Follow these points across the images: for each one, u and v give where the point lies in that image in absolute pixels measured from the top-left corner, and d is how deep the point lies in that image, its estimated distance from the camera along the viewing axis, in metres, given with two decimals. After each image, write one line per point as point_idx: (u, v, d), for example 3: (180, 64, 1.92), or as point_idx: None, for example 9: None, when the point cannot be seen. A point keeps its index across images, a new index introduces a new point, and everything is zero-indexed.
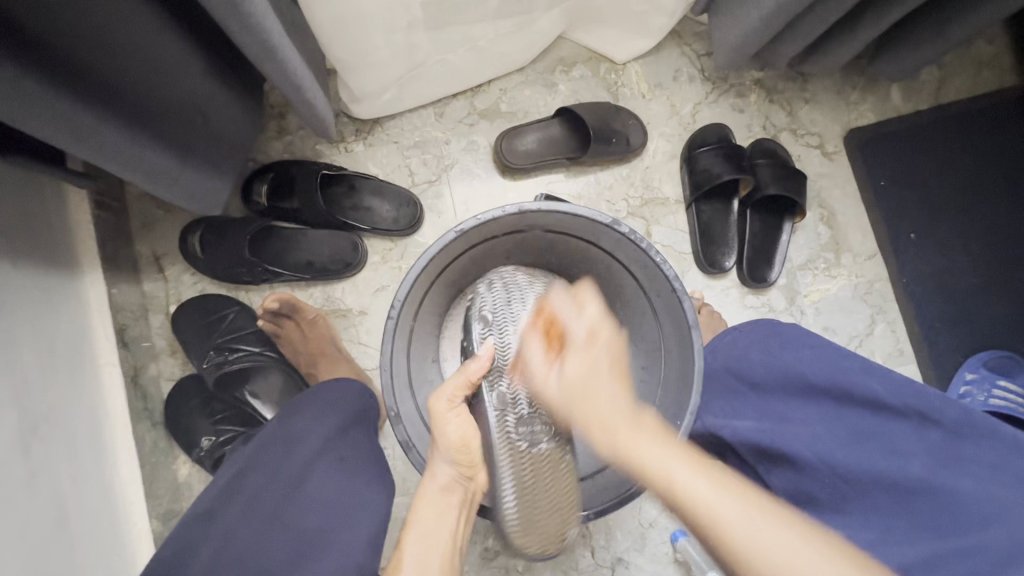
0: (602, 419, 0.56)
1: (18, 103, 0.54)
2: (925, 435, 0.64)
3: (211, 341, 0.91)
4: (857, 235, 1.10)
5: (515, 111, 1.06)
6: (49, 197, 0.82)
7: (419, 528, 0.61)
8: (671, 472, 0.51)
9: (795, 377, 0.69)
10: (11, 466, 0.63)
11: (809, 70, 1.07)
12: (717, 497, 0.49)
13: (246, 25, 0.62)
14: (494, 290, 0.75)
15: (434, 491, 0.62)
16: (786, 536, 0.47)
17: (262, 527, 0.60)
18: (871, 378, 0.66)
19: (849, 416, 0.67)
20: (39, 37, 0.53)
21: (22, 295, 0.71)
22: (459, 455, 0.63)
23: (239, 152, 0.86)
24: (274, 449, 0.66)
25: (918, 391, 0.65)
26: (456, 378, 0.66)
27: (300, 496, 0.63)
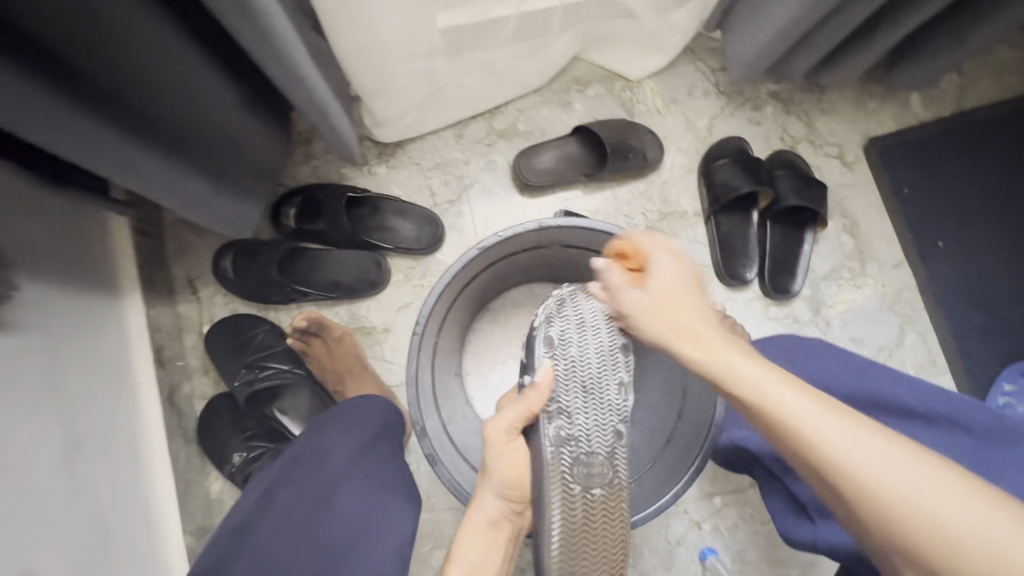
0: (688, 326, 0.57)
1: (78, 142, 0.59)
2: (958, 443, 0.63)
3: (242, 359, 0.94)
4: (882, 243, 1.08)
5: (533, 131, 1.08)
6: (93, 224, 0.86)
7: (460, 562, 0.63)
8: (765, 384, 0.51)
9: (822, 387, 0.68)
10: (55, 482, 0.66)
11: (825, 81, 1.07)
12: (810, 408, 0.49)
13: (278, 58, 0.66)
14: (565, 309, 0.66)
15: (479, 523, 0.65)
16: (894, 457, 0.46)
17: (290, 540, 0.61)
18: (899, 386, 0.65)
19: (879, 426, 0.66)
20: (98, 84, 0.57)
21: (68, 318, 0.75)
22: (507, 489, 0.65)
23: (269, 176, 0.91)
24: (302, 465, 0.67)
25: (949, 398, 0.64)
26: (514, 409, 0.64)
27: (327, 512, 0.64)
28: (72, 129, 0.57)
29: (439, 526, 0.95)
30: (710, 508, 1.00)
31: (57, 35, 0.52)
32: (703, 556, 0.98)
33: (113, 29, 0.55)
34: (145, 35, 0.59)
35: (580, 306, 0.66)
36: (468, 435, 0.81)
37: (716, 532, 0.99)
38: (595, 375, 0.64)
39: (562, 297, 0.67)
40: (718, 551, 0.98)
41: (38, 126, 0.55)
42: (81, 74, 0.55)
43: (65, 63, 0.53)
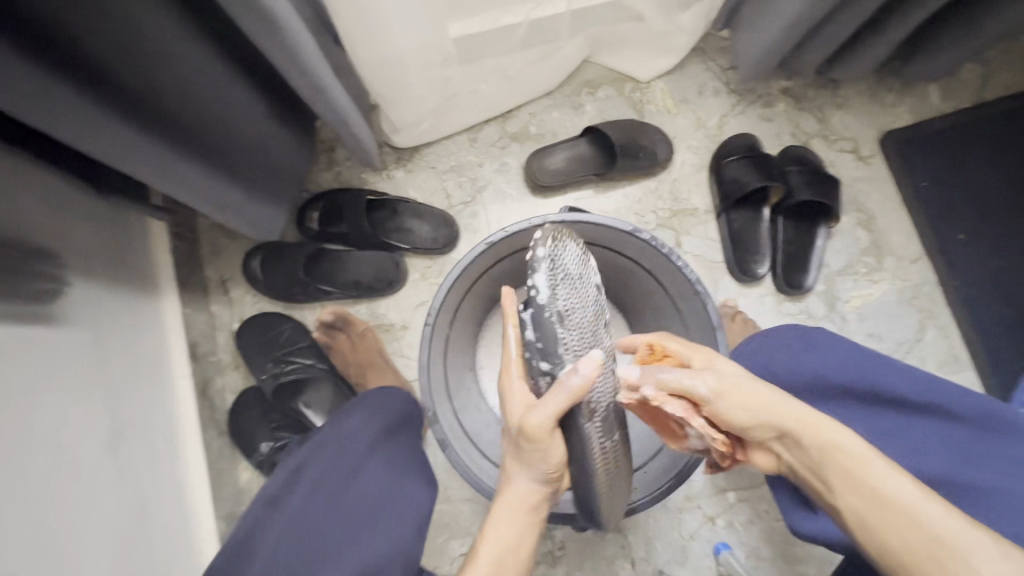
0: (777, 410, 0.54)
1: (128, 156, 0.65)
2: (950, 431, 0.62)
3: (270, 354, 1.00)
4: (899, 238, 1.07)
5: (545, 133, 1.11)
6: (136, 228, 0.93)
7: (500, 545, 0.58)
8: (841, 442, 0.51)
9: (815, 378, 0.68)
10: (101, 465, 0.72)
11: (837, 76, 1.07)
12: (888, 473, 0.48)
13: (301, 71, 0.70)
14: (569, 266, 0.57)
15: (520, 510, 0.60)
16: (958, 528, 0.44)
17: (319, 516, 0.64)
18: (892, 374, 0.65)
19: (872, 415, 0.66)
20: (149, 104, 0.63)
21: (113, 315, 0.82)
22: (548, 472, 0.60)
23: (295, 181, 0.96)
24: (322, 447, 0.70)
25: (942, 385, 0.63)
26: (559, 396, 0.55)
27: (346, 491, 0.67)
28: (111, 141, 0.62)
29: (455, 516, 0.99)
30: (724, 503, 1.00)
31: (115, 63, 0.57)
32: (716, 551, 0.98)
33: (164, 55, 0.61)
34: (186, 61, 0.63)
35: (570, 263, 0.58)
36: (480, 425, 0.84)
37: (730, 527, 1.00)
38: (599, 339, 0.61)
39: (548, 256, 0.55)
40: (732, 546, 0.98)
41: (81, 139, 0.60)
42: (119, 91, 0.59)
43: (120, 87, 0.59)
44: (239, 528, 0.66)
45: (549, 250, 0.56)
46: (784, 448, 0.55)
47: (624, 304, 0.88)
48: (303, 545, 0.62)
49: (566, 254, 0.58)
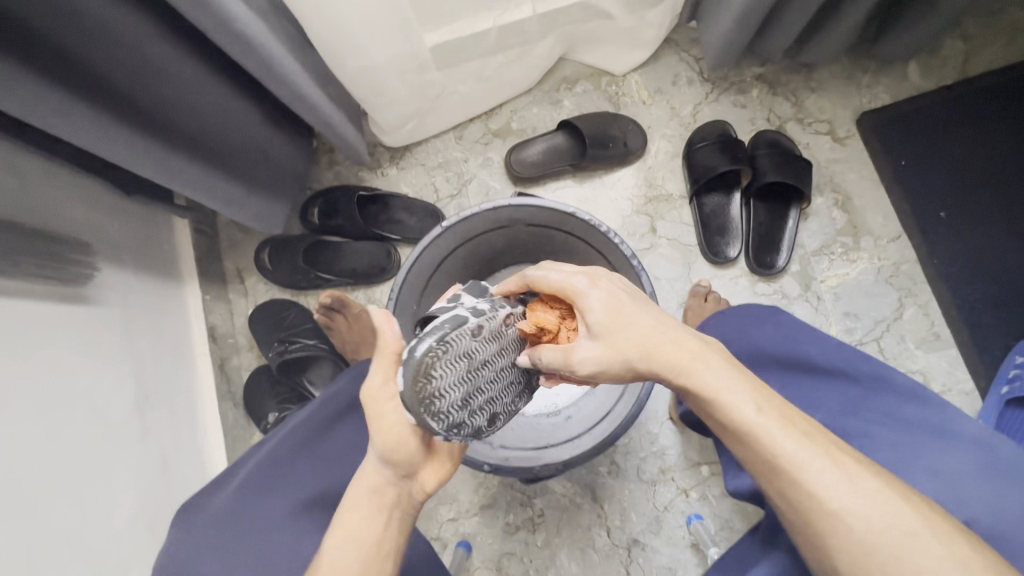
0: (666, 359, 0.55)
1: (150, 162, 0.77)
2: (844, 389, 0.67)
3: (277, 334, 1.11)
4: (878, 217, 1.08)
5: (525, 129, 1.19)
6: (162, 225, 1.07)
7: (342, 528, 0.57)
8: (716, 382, 0.54)
9: (744, 346, 0.73)
10: (128, 424, 0.85)
11: (808, 60, 1.09)
12: (749, 408, 0.52)
13: (283, 81, 0.81)
14: (445, 368, 0.50)
15: (362, 494, 0.58)
16: (810, 456, 0.50)
17: (293, 457, 0.73)
18: (809, 343, 0.69)
19: (788, 378, 0.70)
20: (157, 116, 0.75)
21: (141, 298, 0.96)
22: (394, 456, 0.57)
23: (295, 180, 1.07)
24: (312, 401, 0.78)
25: (850, 354, 0.68)
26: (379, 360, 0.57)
27: (325, 439, 0.76)
28: (131, 149, 0.74)
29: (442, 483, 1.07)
30: (697, 476, 1.04)
31: (128, 84, 0.70)
32: (689, 521, 1.02)
33: (166, 77, 0.73)
34: (185, 77, 0.75)
35: (458, 370, 0.51)
36: None
37: (705, 499, 1.03)
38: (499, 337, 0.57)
39: (430, 395, 0.49)
40: (705, 517, 1.02)
41: (106, 148, 0.72)
42: (132, 104, 0.72)
43: (132, 103, 0.72)
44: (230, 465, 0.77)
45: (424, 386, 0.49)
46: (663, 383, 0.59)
47: None
48: (278, 477, 0.71)
49: (446, 362, 0.50)
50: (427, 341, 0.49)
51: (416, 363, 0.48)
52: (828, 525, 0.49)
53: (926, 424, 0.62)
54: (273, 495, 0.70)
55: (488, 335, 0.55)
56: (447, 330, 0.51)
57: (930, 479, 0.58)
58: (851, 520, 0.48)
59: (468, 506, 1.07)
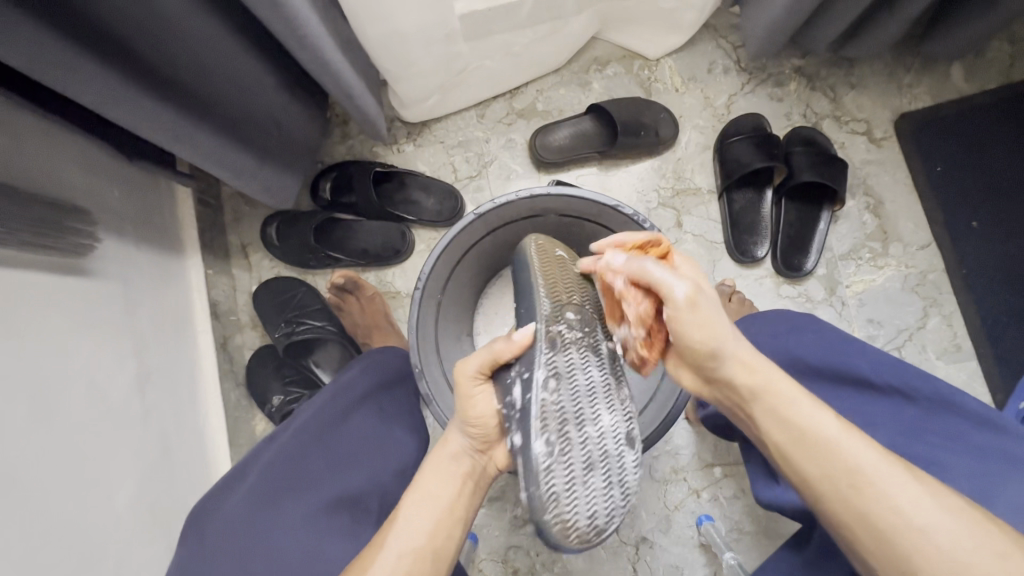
0: (746, 359, 0.56)
1: (155, 124, 0.71)
2: (899, 409, 0.65)
3: (284, 315, 1.07)
4: (908, 224, 1.05)
5: (550, 110, 1.13)
6: (165, 193, 1.01)
7: (421, 491, 0.63)
8: (792, 398, 0.55)
9: (788, 358, 0.71)
10: (128, 404, 0.81)
11: (851, 54, 1.04)
12: (825, 419, 0.54)
13: (306, 46, 0.74)
14: (571, 499, 0.55)
15: (443, 459, 0.65)
16: (890, 471, 0.51)
17: (308, 447, 0.71)
18: (861, 357, 0.67)
19: (841, 395, 0.68)
20: (165, 74, 0.69)
21: (141, 270, 0.90)
22: (478, 432, 0.66)
23: (306, 151, 1.01)
24: (321, 393, 0.77)
25: (906, 370, 0.65)
26: (484, 354, 0.64)
27: (339, 428, 0.74)
28: (140, 111, 0.68)
29: None
30: (710, 477, 1.03)
31: (135, 39, 0.63)
32: (698, 522, 1.01)
33: (178, 34, 0.66)
34: (199, 35, 0.69)
35: (580, 490, 0.55)
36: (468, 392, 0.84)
37: (715, 500, 1.03)
38: (567, 409, 0.58)
39: (587, 522, 0.56)
40: (715, 518, 1.01)
41: (108, 107, 0.66)
42: (140, 61, 0.65)
43: (139, 59, 0.65)
44: (238, 463, 0.73)
45: (575, 522, 0.56)
46: (723, 390, 0.59)
47: None
48: (293, 473, 0.69)
49: (569, 498, 0.55)
50: (545, 514, 0.55)
51: (560, 540, 0.56)
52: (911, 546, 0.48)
53: (1001, 453, 0.60)
54: (290, 492, 0.67)
55: (564, 438, 0.56)
56: (542, 491, 0.55)
57: (1015, 513, 0.55)
58: (937, 538, 0.48)
59: None
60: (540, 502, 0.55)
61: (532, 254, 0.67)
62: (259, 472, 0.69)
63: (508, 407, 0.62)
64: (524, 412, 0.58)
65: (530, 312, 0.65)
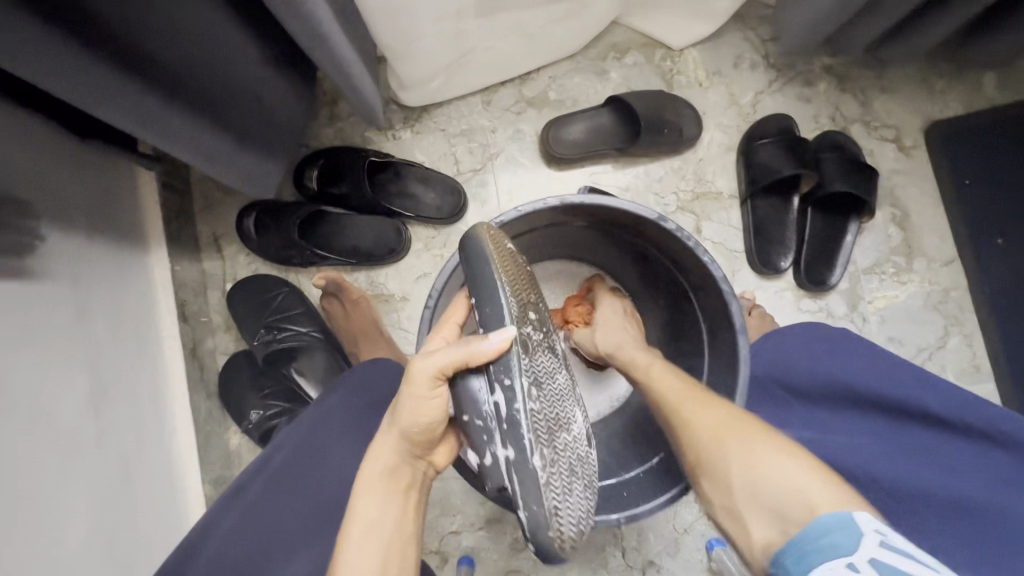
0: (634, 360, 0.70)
1: (109, 96, 0.58)
2: (958, 444, 0.64)
3: (262, 319, 0.95)
4: (933, 238, 1.01)
5: (563, 100, 1.03)
6: (123, 176, 0.87)
7: (365, 520, 0.51)
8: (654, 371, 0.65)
9: (843, 386, 0.69)
10: (81, 426, 0.69)
11: (887, 55, 0.98)
12: (674, 385, 0.63)
13: (299, 16, 0.62)
14: (566, 507, 0.50)
15: (378, 475, 0.53)
16: (727, 423, 0.56)
17: (286, 497, 0.67)
18: (924, 390, 0.66)
19: (900, 429, 0.67)
20: (124, 37, 0.56)
21: (96, 268, 0.77)
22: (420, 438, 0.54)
23: (291, 136, 0.89)
24: (294, 429, 0.72)
25: (977, 407, 0.64)
26: (451, 354, 0.51)
27: (320, 468, 0.69)
28: (81, 73, 0.55)
29: (447, 493, 0.98)
30: None
31: None
32: (708, 546, 0.96)
33: None
34: None
35: (572, 496, 0.51)
36: None
37: None
38: (549, 416, 0.51)
39: (575, 529, 0.51)
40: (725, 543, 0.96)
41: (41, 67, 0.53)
42: (89, 15, 0.53)
43: (91, 18, 0.53)
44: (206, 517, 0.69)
45: (565, 535, 0.50)
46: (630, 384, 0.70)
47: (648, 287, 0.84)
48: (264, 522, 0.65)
49: (564, 507, 0.50)
50: (549, 532, 0.49)
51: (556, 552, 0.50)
52: (741, 472, 0.53)
53: None
54: (273, 551, 0.64)
55: (552, 445, 0.50)
56: (543, 510, 0.48)
57: None
58: (764, 471, 0.51)
59: (473, 520, 0.98)
60: (539, 520, 0.48)
61: (489, 239, 0.54)
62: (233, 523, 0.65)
63: (483, 418, 0.51)
64: (513, 423, 0.49)
65: (499, 312, 0.52)
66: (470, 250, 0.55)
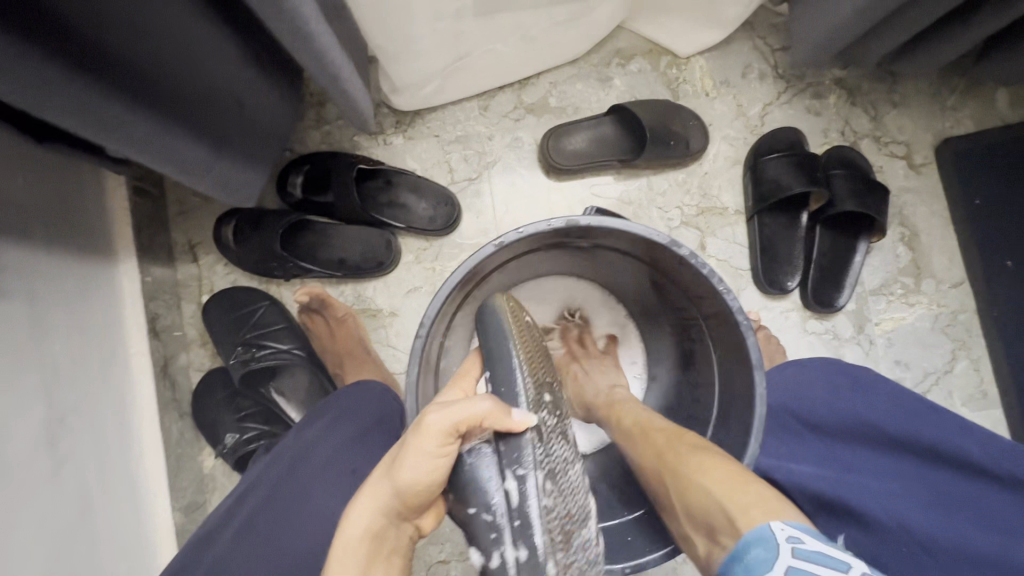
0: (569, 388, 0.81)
1: (69, 100, 0.52)
2: (1004, 500, 0.59)
3: (240, 336, 0.88)
4: (942, 259, 0.98)
5: (565, 107, 0.98)
6: (87, 179, 0.81)
7: None
8: (619, 400, 0.71)
9: (868, 427, 0.65)
10: (35, 460, 0.63)
11: (900, 69, 0.94)
12: (637, 410, 0.68)
13: (283, 14, 0.56)
14: None
15: (358, 539, 0.47)
16: (662, 437, 0.61)
17: (259, 546, 0.61)
18: (962, 436, 0.61)
19: (933, 476, 0.62)
20: (86, 34, 0.50)
21: (54, 283, 0.71)
22: (414, 497, 0.49)
23: (274, 141, 0.83)
24: (271, 465, 0.67)
25: (1018, 456, 0.59)
26: (471, 415, 0.47)
27: (298, 510, 0.64)
28: (24, 70, 0.48)
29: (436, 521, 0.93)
30: None
31: None
32: None
33: None
34: None
35: None
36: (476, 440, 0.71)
37: None
38: (560, 515, 0.49)
39: None
40: None
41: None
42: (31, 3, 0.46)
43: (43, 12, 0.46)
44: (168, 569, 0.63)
45: None
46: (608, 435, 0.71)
47: (653, 308, 0.80)
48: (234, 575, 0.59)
49: None
50: None
51: None
52: (673, 478, 0.56)
53: None
54: None
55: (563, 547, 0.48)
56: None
57: None
58: (689, 476, 0.55)
59: (462, 548, 0.92)
60: None
61: (506, 309, 0.55)
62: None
63: (493, 514, 0.48)
64: (526, 519, 0.47)
65: (513, 393, 0.52)
66: (487, 316, 0.56)
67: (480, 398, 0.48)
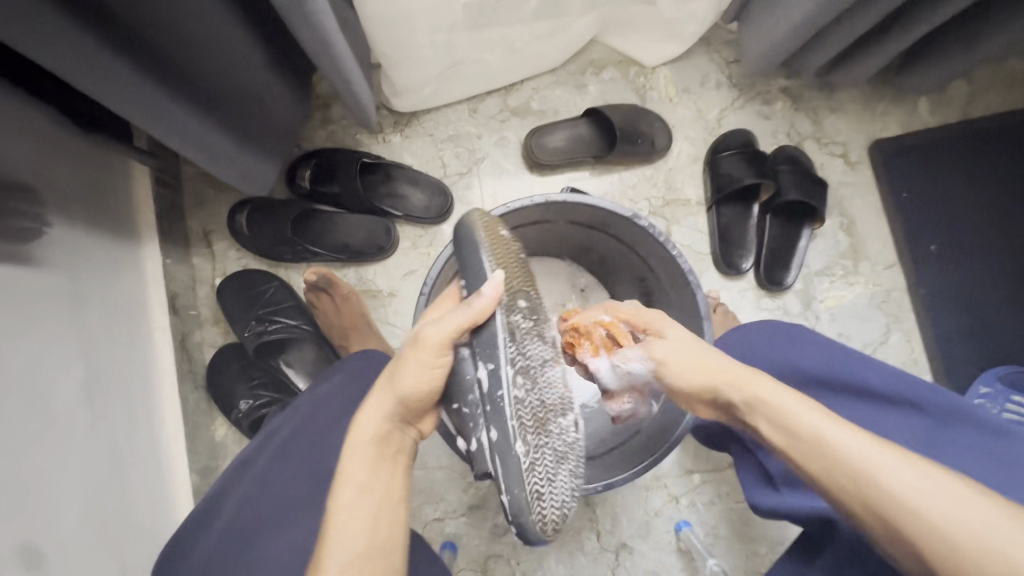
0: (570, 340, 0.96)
1: (125, 94, 0.62)
2: (908, 419, 0.68)
3: (253, 311, 0.98)
4: (877, 244, 1.12)
5: (546, 110, 1.10)
6: (116, 170, 0.89)
7: (357, 480, 0.58)
8: (764, 393, 0.58)
9: (791, 370, 0.75)
10: (77, 413, 0.71)
11: (835, 80, 1.09)
12: (801, 407, 0.55)
13: (308, 25, 0.67)
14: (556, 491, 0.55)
15: (366, 440, 0.60)
16: (876, 454, 0.50)
17: (291, 470, 0.71)
18: (867, 369, 0.71)
19: (848, 404, 0.72)
20: (145, 42, 0.60)
21: (92, 259, 0.79)
22: (414, 402, 0.62)
23: (286, 137, 0.93)
24: (294, 409, 0.74)
25: (911, 383, 0.68)
26: (457, 319, 0.57)
27: (322, 446, 0.72)
28: (94, 69, 0.58)
29: (431, 481, 1.02)
30: (689, 483, 1.05)
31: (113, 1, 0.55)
32: (678, 527, 1.03)
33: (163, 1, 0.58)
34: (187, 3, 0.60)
35: (560, 480, 0.55)
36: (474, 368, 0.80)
37: (693, 506, 1.05)
38: (533, 403, 0.56)
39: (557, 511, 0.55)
40: (693, 524, 1.04)
41: (58, 58, 0.55)
42: (107, 12, 0.55)
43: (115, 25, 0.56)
44: (207, 494, 0.71)
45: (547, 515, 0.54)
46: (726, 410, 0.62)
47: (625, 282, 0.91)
48: (264, 495, 0.69)
49: (547, 493, 0.54)
50: (529, 514, 0.53)
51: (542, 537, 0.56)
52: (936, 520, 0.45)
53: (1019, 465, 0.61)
54: (277, 529, 0.67)
55: (537, 432, 0.55)
56: (525, 492, 0.52)
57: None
58: (966, 525, 0.44)
59: (456, 506, 1.02)
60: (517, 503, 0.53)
61: (480, 225, 0.61)
62: (234, 504, 0.68)
63: (471, 405, 0.59)
64: (497, 405, 0.54)
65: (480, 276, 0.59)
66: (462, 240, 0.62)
67: (464, 306, 0.57)
